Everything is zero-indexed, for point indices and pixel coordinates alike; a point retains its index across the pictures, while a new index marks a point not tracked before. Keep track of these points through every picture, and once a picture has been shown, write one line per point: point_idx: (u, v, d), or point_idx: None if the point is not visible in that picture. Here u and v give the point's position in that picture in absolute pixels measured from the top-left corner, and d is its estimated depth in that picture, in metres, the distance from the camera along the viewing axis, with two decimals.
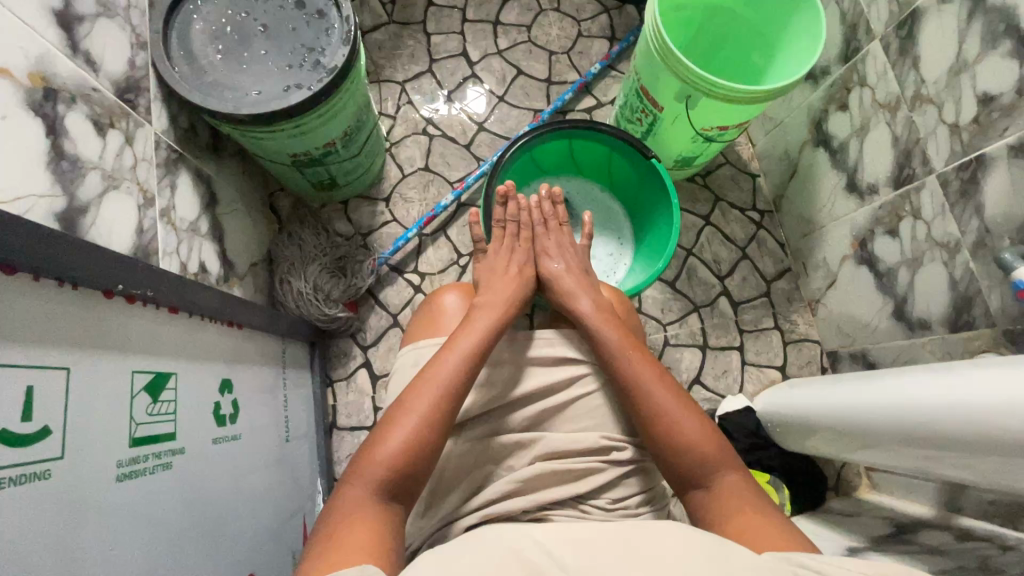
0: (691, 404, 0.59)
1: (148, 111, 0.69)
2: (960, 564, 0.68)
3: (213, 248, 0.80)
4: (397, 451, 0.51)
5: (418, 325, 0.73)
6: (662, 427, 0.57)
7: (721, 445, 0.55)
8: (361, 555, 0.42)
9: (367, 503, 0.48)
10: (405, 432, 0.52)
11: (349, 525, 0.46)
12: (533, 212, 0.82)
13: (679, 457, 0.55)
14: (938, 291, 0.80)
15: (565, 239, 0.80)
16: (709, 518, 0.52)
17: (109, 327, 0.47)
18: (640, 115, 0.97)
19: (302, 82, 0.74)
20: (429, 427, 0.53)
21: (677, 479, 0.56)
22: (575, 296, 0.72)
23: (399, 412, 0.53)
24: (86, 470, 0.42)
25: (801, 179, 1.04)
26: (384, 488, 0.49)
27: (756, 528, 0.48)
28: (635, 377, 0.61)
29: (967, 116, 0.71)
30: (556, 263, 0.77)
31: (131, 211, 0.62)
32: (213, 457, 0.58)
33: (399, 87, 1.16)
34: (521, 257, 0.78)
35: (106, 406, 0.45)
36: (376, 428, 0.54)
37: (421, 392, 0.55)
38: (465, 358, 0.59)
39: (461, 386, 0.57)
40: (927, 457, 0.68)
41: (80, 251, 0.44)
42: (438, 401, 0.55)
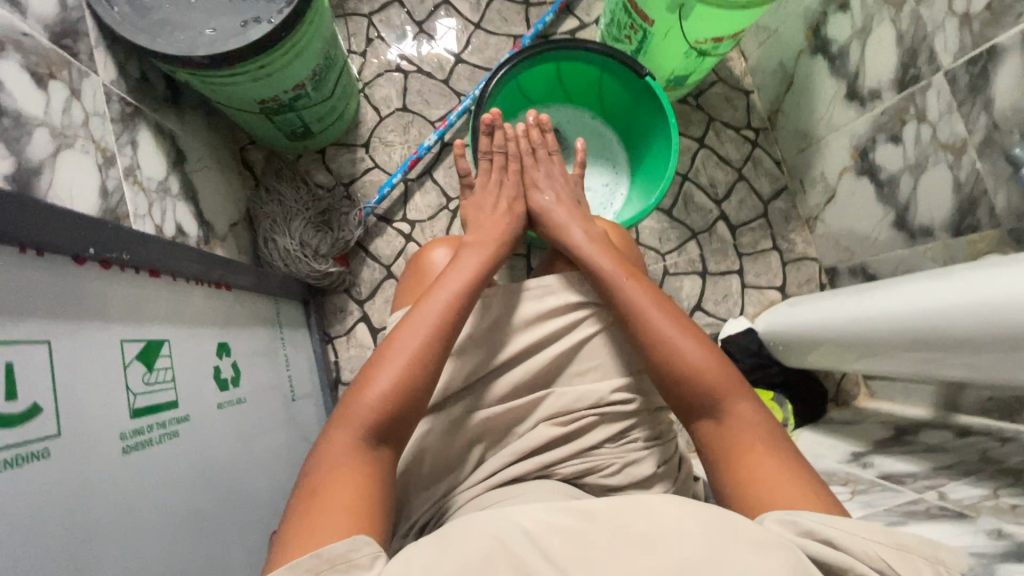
0: (694, 332, 0.57)
1: (92, 59, 0.62)
2: (960, 458, 0.71)
3: (188, 209, 0.75)
4: (386, 393, 0.49)
5: (414, 272, 0.71)
6: (666, 353, 0.56)
7: (727, 375, 0.54)
8: (346, 514, 0.42)
9: (355, 450, 0.47)
10: (392, 374, 0.50)
11: (335, 476, 0.45)
12: (521, 142, 0.78)
13: (682, 384, 0.54)
14: (942, 196, 0.78)
15: (556, 170, 0.76)
16: (714, 448, 0.52)
17: (89, 297, 0.44)
18: (628, 31, 0.91)
19: (260, 15, 0.67)
20: (419, 367, 0.52)
21: (682, 407, 0.55)
22: (568, 230, 0.69)
23: (387, 355, 0.52)
24: (87, 450, 0.40)
25: (798, 91, 1.00)
26: (372, 434, 0.48)
27: (762, 474, 0.48)
28: (633, 305, 0.59)
29: (980, 3, 0.66)
30: (547, 196, 0.74)
31: (91, 171, 0.57)
32: (219, 421, 0.57)
33: (365, 21, 1.07)
34: (511, 191, 0.74)
35: (97, 379, 0.43)
36: (364, 370, 0.52)
37: (412, 331, 0.53)
38: (456, 296, 0.57)
39: (452, 325, 0.55)
40: (924, 362, 0.69)
41: (38, 214, 0.39)
42: (428, 341, 0.53)
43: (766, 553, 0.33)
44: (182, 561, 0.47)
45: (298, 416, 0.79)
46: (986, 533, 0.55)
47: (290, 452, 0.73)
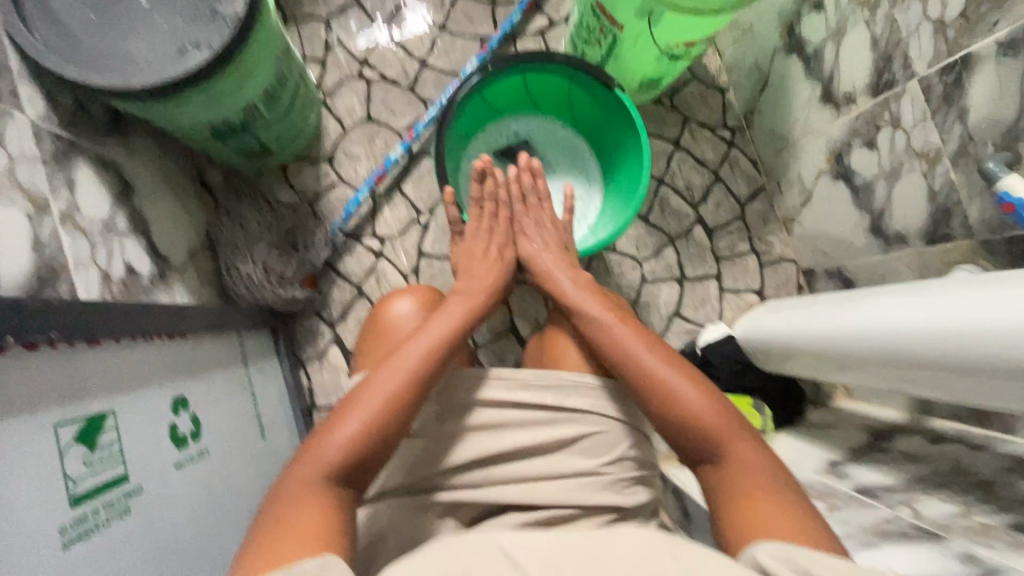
0: (699, 378, 0.56)
1: (16, 96, 0.58)
2: (933, 468, 0.72)
3: (139, 245, 0.71)
4: (355, 438, 0.48)
5: (386, 330, 0.69)
6: (665, 395, 0.55)
7: (730, 421, 0.53)
8: (307, 546, 0.40)
9: (317, 492, 0.45)
10: (358, 423, 0.48)
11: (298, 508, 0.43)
12: (512, 188, 0.75)
13: (686, 428, 0.53)
14: (917, 204, 0.77)
15: (545, 217, 0.74)
16: (722, 495, 0.50)
17: (14, 383, 0.41)
18: (597, 35, 0.87)
19: (199, 39, 0.62)
20: (396, 408, 0.50)
21: (686, 453, 0.54)
22: (557, 279, 0.69)
23: (359, 400, 0.50)
24: (20, 556, 0.38)
25: (773, 91, 0.97)
26: (337, 477, 0.46)
27: (767, 515, 0.46)
28: (628, 348, 0.59)
29: (956, 8, 0.64)
30: (536, 243, 0.73)
31: (21, 224, 0.53)
32: (178, 483, 0.55)
33: (324, 25, 1.02)
34: (500, 238, 0.73)
35: (27, 476, 0.40)
36: (328, 415, 0.50)
37: (391, 372, 0.52)
38: (438, 338, 0.55)
39: (435, 370, 0.53)
40: (900, 377, 0.69)
41: None
42: (407, 382, 0.51)
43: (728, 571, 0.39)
44: None
45: (271, 451, 0.77)
46: (957, 556, 0.55)
47: (263, 491, 0.71)
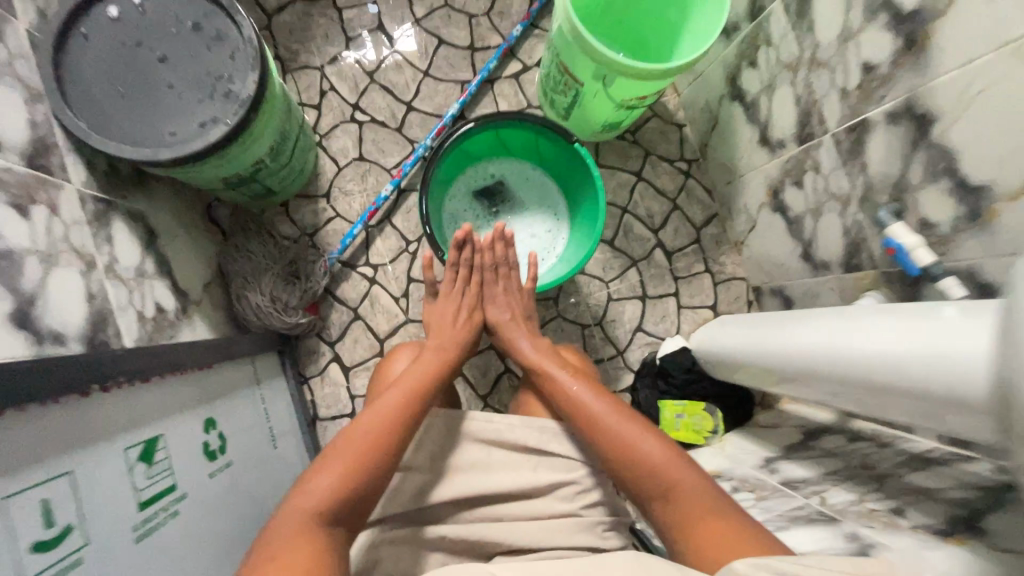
0: (641, 424, 0.70)
1: (64, 170, 0.69)
2: (845, 463, 0.85)
3: (165, 285, 0.83)
4: (337, 484, 0.59)
5: (371, 390, 0.82)
6: (611, 438, 0.69)
7: (670, 456, 0.66)
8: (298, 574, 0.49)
9: (313, 531, 0.55)
10: (337, 472, 0.60)
11: (284, 548, 0.52)
12: (486, 255, 0.89)
13: (635, 468, 0.66)
14: (836, 237, 0.90)
15: (513, 286, 0.91)
16: (675, 522, 0.62)
17: (95, 419, 0.53)
18: (563, 88, 0.99)
19: (216, 115, 0.73)
20: (376, 451, 0.63)
21: (639, 492, 0.66)
22: (518, 345, 0.86)
23: (340, 449, 0.63)
24: (109, 546, 0.51)
25: (721, 130, 1.10)
26: (328, 518, 0.57)
27: (713, 535, 0.58)
28: (576, 398, 0.74)
29: (854, 81, 0.76)
30: (498, 310, 0.90)
31: (77, 281, 0.64)
32: (211, 489, 0.67)
33: (319, 73, 1.13)
34: (470, 300, 0.89)
35: (109, 488, 0.52)
36: (313, 466, 0.61)
37: (365, 424, 0.65)
38: (407, 393, 0.70)
39: (401, 421, 0.67)
40: (817, 388, 0.81)
41: (25, 376, 0.47)
42: (380, 432, 0.65)
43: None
44: None
45: (281, 458, 0.89)
46: (844, 536, 0.68)
47: (276, 494, 0.83)
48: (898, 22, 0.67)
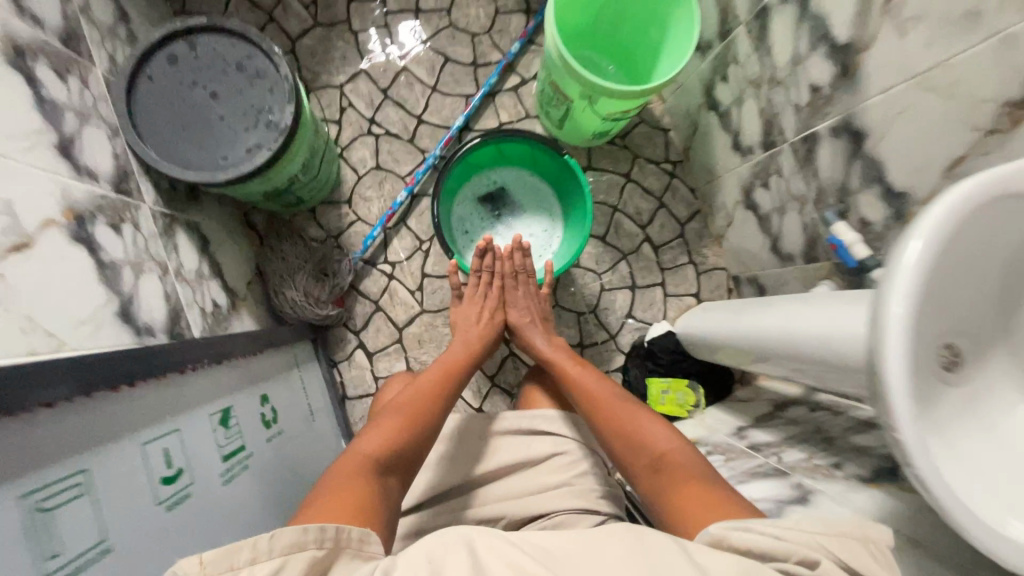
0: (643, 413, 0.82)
1: (140, 192, 0.84)
2: (802, 429, 0.98)
3: (218, 284, 0.97)
4: (390, 442, 0.70)
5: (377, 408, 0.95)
6: (616, 422, 0.81)
7: (667, 436, 0.77)
8: (359, 505, 0.57)
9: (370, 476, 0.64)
10: (388, 434, 0.71)
11: (340, 484, 0.61)
12: (505, 263, 1.05)
13: (640, 445, 0.76)
14: (797, 232, 1.02)
15: (530, 290, 1.05)
16: (675, 490, 0.69)
17: (188, 391, 0.69)
18: (556, 103, 1.12)
19: (260, 142, 0.87)
20: (420, 420, 0.76)
21: (643, 467, 0.75)
22: (535, 342, 1.01)
23: (390, 420, 0.75)
24: (207, 486, 0.66)
25: (701, 135, 1.21)
26: (381, 467, 0.67)
27: (707, 495, 0.65)
28: (586, 386, 0.87)
29: (805, 99, 0.88)
30: (519, 311, 1.04)
31: (156, 284, 0.79)
32: (269, 449, 0.83)
33: (338, 91, 1.26)
34: (492, 302, 1.04)
35: (202, 443, 0.68)
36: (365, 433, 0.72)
37: (411, 401, 0.79)
38: (443, 379, 0.85)
39: (437, 401, 0.80)
40: (770, 363, 0.95)
41: (143, 358, 0.62)
42: (425, 406, 0.78)
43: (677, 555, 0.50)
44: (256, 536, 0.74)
45: (317, 430, 1.04)
46: (789, 486, 0.82)
47: (316, 459, 0.98)
48: (835, 52, 0.79)
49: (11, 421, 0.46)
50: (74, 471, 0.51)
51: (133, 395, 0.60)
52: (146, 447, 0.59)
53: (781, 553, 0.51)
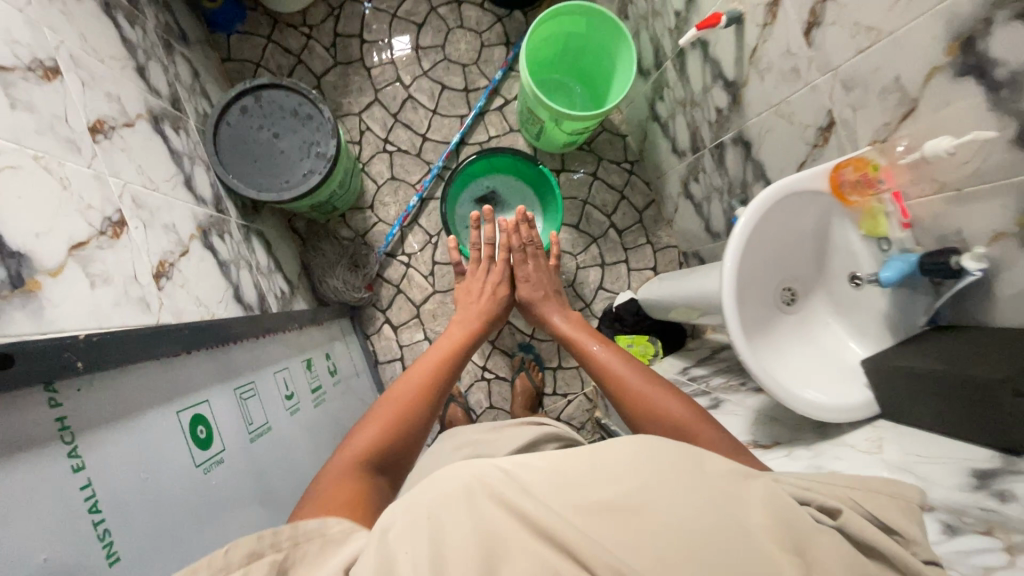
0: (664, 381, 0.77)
1: (228, 210, 1.14)
2: (727, 363, 1.30)
3: (280, 275, 1.28)
4: (379, 435, 0.66)
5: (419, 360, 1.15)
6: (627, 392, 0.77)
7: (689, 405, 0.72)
8: (340, 500, 0.54)
9: (354, 476, 0.60)
10: (378, 426, 0.67)
11: (334, 485, 0.57)
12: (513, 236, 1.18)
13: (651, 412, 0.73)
14: (719, 216, 1.33)
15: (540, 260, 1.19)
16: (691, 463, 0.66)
17: (288, 343, 1.02)
18: (532, 123, 1.42)
19: (313, 168, 1.18)
20: (424, 400, 0.72)
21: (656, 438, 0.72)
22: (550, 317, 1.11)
23: (379, 409, 0.70)
24: (309, 405, 1.00)
25: (650, 140, 1.52)
26: (369, 464, 0.62)
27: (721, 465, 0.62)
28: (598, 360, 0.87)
29: (713, 116, 1.18)
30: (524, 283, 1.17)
31: (248, 276, 1.10)
32: (334, 389, 1.17)
33: (357, 118, 1.56)
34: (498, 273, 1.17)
35: (301, 378, 1.01)
36: (358, 422, 0.68)
37: (412, 379, 0.75)
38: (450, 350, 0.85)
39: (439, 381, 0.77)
40: (699, 314, 1.26)
41: (267, 320, 0.96)
42: (423, 388, 0.74)
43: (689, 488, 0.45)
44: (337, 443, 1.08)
45: (357, 384, 1.36)
46: (708, 399, 1.15)
47: (358, 404, 1.30)
48: (727, 85, 1.08)
49: (219, 348, 0.77)
50: (248, 379, 0.81)
51: (263, 343, 0.92)
52: (275, 374, 0.91)
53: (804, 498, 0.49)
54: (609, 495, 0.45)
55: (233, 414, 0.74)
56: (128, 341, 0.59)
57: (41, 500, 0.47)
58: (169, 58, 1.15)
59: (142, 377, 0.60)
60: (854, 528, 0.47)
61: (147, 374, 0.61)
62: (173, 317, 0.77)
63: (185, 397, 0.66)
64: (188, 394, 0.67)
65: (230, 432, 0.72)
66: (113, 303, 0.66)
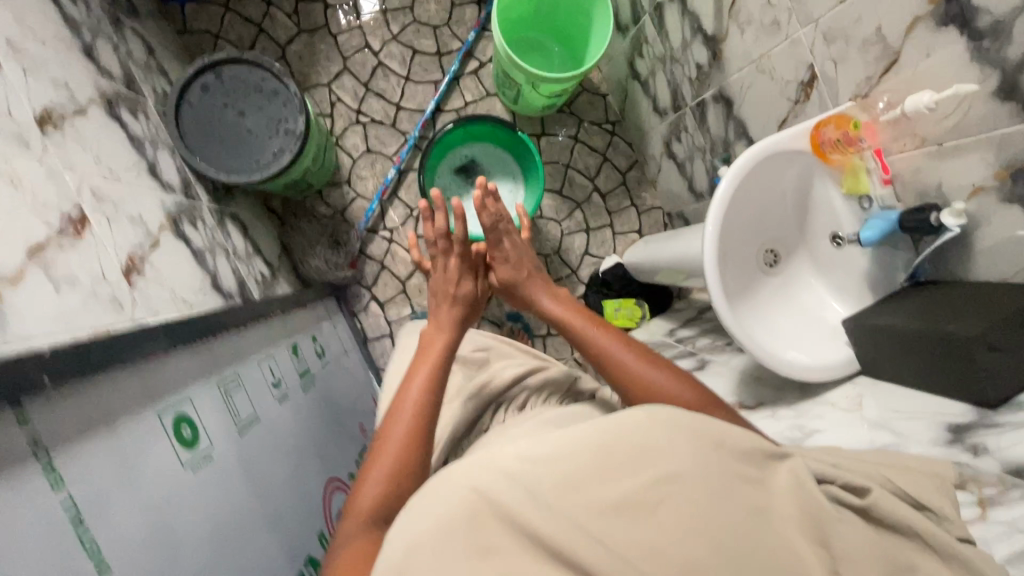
0: (658, 362, 0.76)
1: (198, 195, 1.10)
2: (713, 324, 1.32)
3: (259, 258, 1.26)
4: (381, 485, 0.63)
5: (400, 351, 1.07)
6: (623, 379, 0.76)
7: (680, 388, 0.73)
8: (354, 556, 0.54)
9: (365, 539, 0.58)
10: (379, 477, 0.64)
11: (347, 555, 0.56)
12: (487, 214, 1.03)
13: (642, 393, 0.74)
14: (702, 177, 1.31)
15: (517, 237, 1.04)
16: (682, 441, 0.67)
17: (271, 328, 1.00)
18: (509, 86, 1.37)
19: (283, 147, 1.13)
20: (417, 431, 0.69)
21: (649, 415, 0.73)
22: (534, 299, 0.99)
23: (378, 455, 0.67)
24: (298, 390, 1.00)
25: (631, 99, 1.48)
26: (377, 519, 0.61)
27: None
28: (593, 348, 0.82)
29: (693, 73, 1.14)
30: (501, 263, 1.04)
31: (226, 263, 1.08)
32: (324, 371, 1.18)
33: (326, 88, 1.50)
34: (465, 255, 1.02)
35: (281, 359, 0.98)
36: (359, 476, 0.65)
37: (398, 416, 0.71)
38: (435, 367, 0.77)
39: (428, 409, 0.72)
40: (684, 277, 1.26)
41: (246, 309, 0.93)
42: (413, 420, 0.70)
43: (714, 483, 0.44)
44: (331, 423, 1.09)
45: (347, 362, 1.37)
46: (694, 360, 1.16)
47: (349, 382, 1.31)
48: (706, 39, 1.04)
49: (199, 344, 0.76)
50: (232, 372, 0.81)
51: (246, 332, 0.90)
52: (260, 363, 0.90)
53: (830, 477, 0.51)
54: (620, 491, 0.42)
55: (219, 411, 0.74)
56: (95, 350, 0.57)
57: (24, 515, 0.47)
58: (119, 34, 1.08)
59: (118, 384, 0.60)
60: (875, 507, 0.49)
61: (122, 381, 0.60)
62: (149, 314, 0.75)
63: (166, 398, 0.66)
64: (169, 394, 0.67)
65: (218, 429, 0.73)
66: (82, 306, 0.64)
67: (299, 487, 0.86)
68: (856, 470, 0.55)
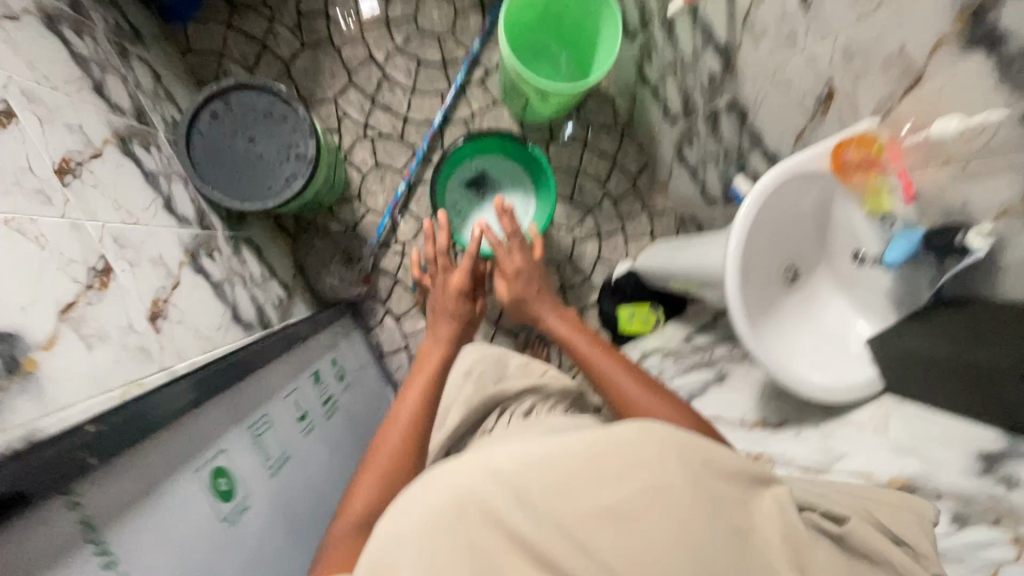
0: (655, 386, 0.78)
1: (212, 223, 1.11)
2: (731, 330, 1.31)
3: (274, 281, 1.27)
4: (376, 491, 0.66)
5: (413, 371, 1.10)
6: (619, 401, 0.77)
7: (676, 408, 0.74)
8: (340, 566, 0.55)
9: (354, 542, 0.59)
10: (373, 485, 0.67)
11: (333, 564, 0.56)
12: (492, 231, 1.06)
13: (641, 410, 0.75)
14: (715, 182, 1.29)
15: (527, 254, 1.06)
16: None
17: (294, 357, 1.01)
18: (517, 96, 1.35)
19: (295, 172, 1.13)
20: (416, 444, 0.73)
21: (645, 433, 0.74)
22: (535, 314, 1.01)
23: (372, 460, 0.71)
24: (321, 417, 1.01)
25: (640, 103, 1.46)
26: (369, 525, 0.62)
27: None
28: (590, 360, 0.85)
29: (705, 81, 1.13)
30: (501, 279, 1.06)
31: (243, 291, 1.08)
32: (344, 393, 1.19)
33: (333, 103, 1.49)
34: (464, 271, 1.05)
35: (303, 378, 1.01)
36: (353, 480, 0.69)
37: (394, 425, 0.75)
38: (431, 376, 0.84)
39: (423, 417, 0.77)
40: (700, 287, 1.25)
41: (267, 344, 0.93)
42: (411, 431, 0.75)
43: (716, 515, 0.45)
44: (353, 445, 1.10)
45: (366, 378, 1.38)
46: (713, 370, 1.16)
47: (368, 399, 1.32)
48: (718, 48, 1.03)
49: (228, 393, 0.75)
50: (260, 415, 0.81)
51: (271, 366, 0.91)
52: (286, 397, 0.91)
53: (811, 502, 0.55)
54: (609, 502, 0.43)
55: (252, 459, 0.75)
56: (131, 422, 0.58)
57: None
58: (126, 64, 1.08)
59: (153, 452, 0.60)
60: (858, 537, 0.52)
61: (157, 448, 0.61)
62: (176, 357, 0.77)
63: (201, 454, 0.67)
64: (205, 451, 0.67)
65: (252, 478, 0.74)
66: (111, 360, 0.66)
67: (326, 516, 0.88)
68: (838, 504, 0.58)
